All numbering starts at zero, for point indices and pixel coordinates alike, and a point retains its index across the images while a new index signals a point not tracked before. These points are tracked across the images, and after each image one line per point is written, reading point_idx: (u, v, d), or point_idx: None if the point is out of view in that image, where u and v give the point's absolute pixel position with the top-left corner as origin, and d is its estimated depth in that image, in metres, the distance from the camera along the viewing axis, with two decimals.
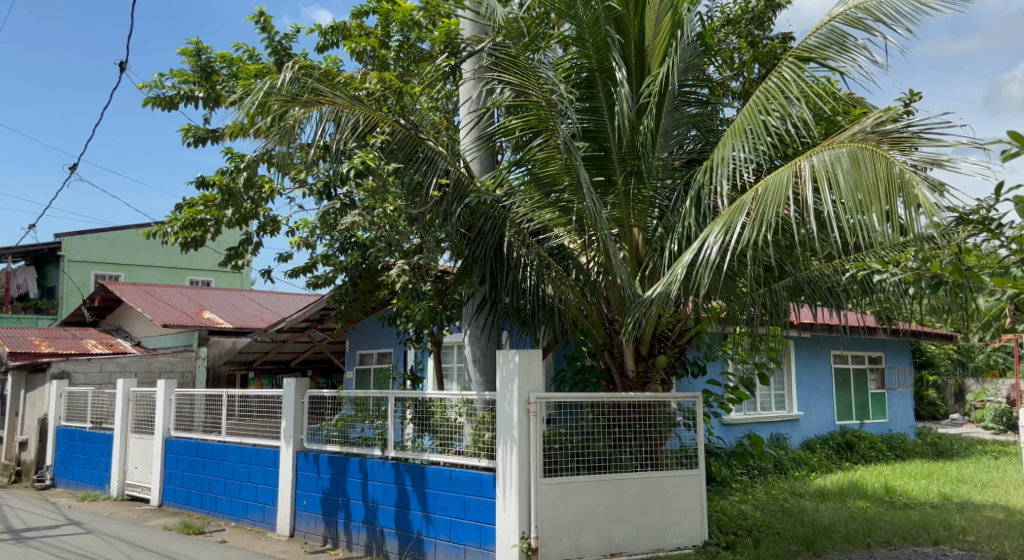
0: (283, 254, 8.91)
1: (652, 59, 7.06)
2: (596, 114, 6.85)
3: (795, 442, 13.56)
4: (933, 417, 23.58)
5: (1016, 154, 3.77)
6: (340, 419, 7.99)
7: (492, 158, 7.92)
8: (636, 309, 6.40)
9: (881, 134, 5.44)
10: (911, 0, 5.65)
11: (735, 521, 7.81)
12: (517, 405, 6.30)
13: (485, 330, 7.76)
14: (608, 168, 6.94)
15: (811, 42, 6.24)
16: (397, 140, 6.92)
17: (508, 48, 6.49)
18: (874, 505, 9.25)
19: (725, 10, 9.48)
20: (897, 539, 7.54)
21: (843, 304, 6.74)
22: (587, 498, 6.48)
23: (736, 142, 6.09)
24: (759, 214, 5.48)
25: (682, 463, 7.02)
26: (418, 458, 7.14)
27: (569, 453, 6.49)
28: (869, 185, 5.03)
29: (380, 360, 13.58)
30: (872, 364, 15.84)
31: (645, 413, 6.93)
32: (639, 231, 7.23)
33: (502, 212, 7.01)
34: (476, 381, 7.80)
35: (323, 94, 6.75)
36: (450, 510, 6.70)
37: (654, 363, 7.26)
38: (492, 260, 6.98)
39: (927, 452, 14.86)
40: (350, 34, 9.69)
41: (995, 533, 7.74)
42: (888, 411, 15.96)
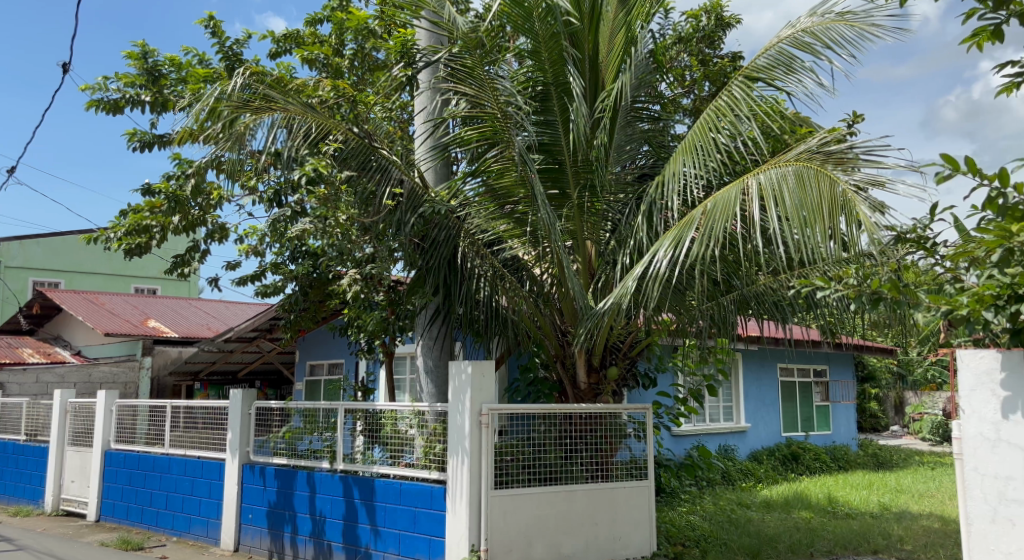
0: (231, 261, 8.74)
1: (606, 74, 7.13)
2: (552, 127, 6.91)
3: (742, 454, 13.80)
4: (875, 429, 24.30)
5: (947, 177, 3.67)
6: (288, 431, 7.83)
7: (447, 169, 7.90)
8: (589, 321, 6.42)
9: (825, 154, 5.60)
10: (855, 27, 5.87)
11: (683, 532, 7.90)
12: (468, 416, 6.27)
13: (438, 340, 7.72)
14: (563, 181, 6.97)
15: (761, 62, 6.39)
16: (350, 149, 6.79)
17: (463, 59, 6.50)
18: (818, 515, 9.45)
19: (677, 28, 9.69)
20: (839, 549, 7.71)
21: (789, 318, 6.82)
22: (538, 510, 6.47)
23: (686, 158, 6.21)
24: (708, 229, 5.55)
25: (632, 475, 7.07)
26: (368, 470, 7.04)
27: (521, 465, 6.47)
28: (814, 205, 5.17)
29: (331, 371, 13.41)
30: (816, 377, 16.24)
31: (597, 424, 6.96)
32: (592, 243, 7.25)
33: (456, 222, 6.95)
34: (429, 392, 7.73)
35: (275, 101, 6.65)
36: (400, 523, 6.62)
37: (606, 375, 7.31)
38: (446, 271, 6.95)
39: (868, 463, 15.28)
40: (303, 42, 9.59)
41: (931, 542, 7.99)
42: (832, 423, 16.36)
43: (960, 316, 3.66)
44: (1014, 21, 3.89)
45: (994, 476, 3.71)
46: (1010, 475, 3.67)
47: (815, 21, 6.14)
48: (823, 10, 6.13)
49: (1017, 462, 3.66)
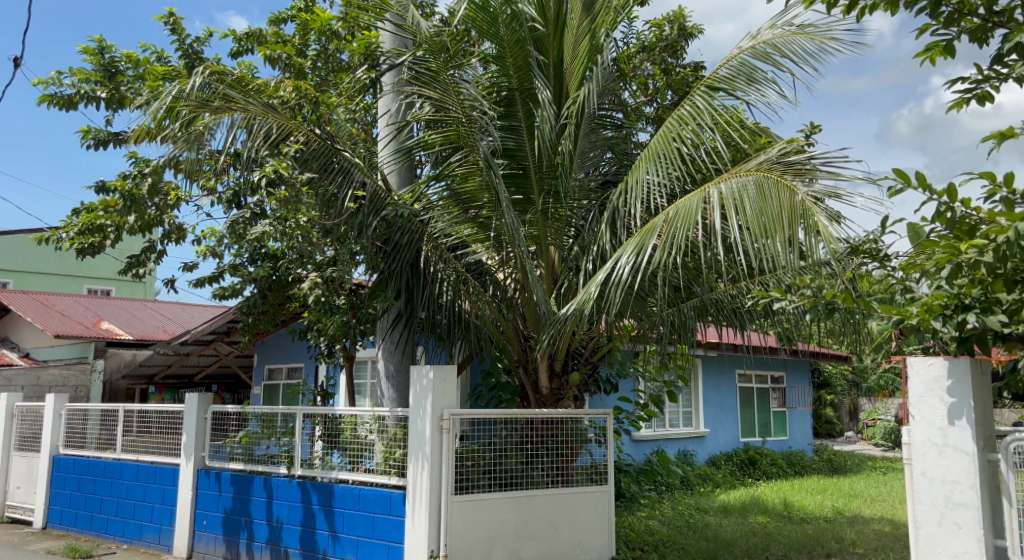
0: (188, 262, 8.57)
1: (570, 81, 7.14)
2: (516, 132, 6.92)
3: (701, 459, 13.95)
4: (830, 435, 24.75)
5: (900, 192, 3.56)
6: (245, 436, 7.69)
7: (411, 172, 7.85)
8: (552, 327, 6.42)
9: (785, 165, 5.71)
10: (816, 40, 5.98)
11: (642, 537, 7.97)
12: (429, 421, 6.22)
13: (399, 345, 7.64)
14: (526, 186, 7.00)
15: (722, 72, 6.47)
16: (311, 150, 6.71)
17: (429, 63, 6.41)
18: (773, 520, 9.59)
19: (640, 37, 9.79)
20: (794, 553, 7.80)
21: (747, 325, 6.91)
22: (499, 515, 6.44)
23: (650, 166, 6.25)
24: (670, 237, 5.60)
25: (593, 479, 7.08)
26: (326, 476, 6.95)
27: (481, 470, 6.44)
28: (774, 214, 5.23)
29: (290, 375, 13.24)
30: (773, 384, 16.50)
31: (558, 429, 6.96)
32: (555, 249, 7.25)
33: (420, 226, 6.91)
34: (390, 397, 7.66)
35: (235, 101, 6.56)
36: (358, 529, 6.55)
37: (568, 380, 7.33)
38: (408, 274, 6.89)
39: (823, 468, 15.55)
40: (265, 41, 9.46)
41: (882, 546, 8.16)
42: (788, 429, 16.63)
43: (909, 326, 3.66)
44: (966, 37, 3.95)
45: (942, 481, 3.57)
46: (956, 480, 3.52)
47: (776, 34, 6.25)
48: (783, 23, 6.24)
49: (964, 468, 3.50)
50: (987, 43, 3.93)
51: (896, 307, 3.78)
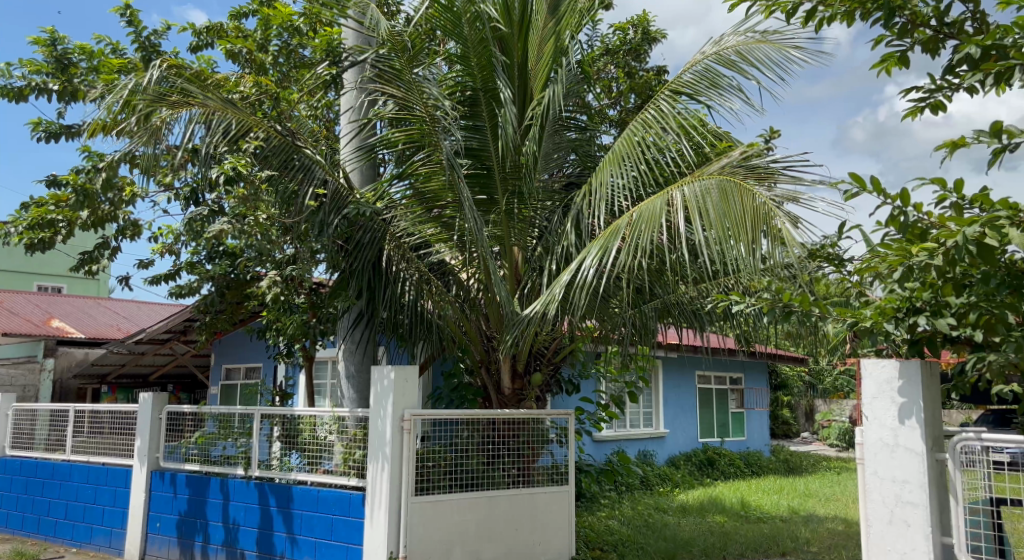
0: (143, 259, 8.39)
1: (534, 83, 7.16)
2: (480, 132, 6.91)
3: (660, 459, 14.07)
4: (787, 435, 25.15)
5: (857, 195, 3.50)
6: (201, 436, 7.55)
7: (373, 170, 7.77)
8: (516, 327, 6.42)
9: (747, 169, 5.79)
10: (780, 49, 6.07)
11: (602, 537, 8.02)
12: (390, 422, 6.17)
13: (360, 345, 7.49)
14: (491, 186, 6.97)
15: (686, 77, 6.54)
16: (272, 147, 6.58)
17: (392, 61, 6.38)
18: (731, 519, 9.71)
19: (605, 40, 9.86)
20: (750, 552, 7.88)
21: (707, 327, 6.99)
22: (459, 516, 6.42)
23: (614, 168, 6.27)
24: (634, 240, 5.63)
25: (554, 480, 7.08)
26: (284, 477, 6.85)
27: (443, 471, 6.41)
28: (737, 217, 5.29)
29: (248, 375, 13.06)
30: (732, 385, 16.73)
31: (521, 429, 6.94)
32: (519, 250, 7.24)
33: (382, 224, 6.85)
34: (350, 397, 7.54)
35: (193, 95, 6.42)
36: (316, 531, 6.48)
37: (530, 380, 7.32)
38: (370, 274, 6.81)
39: (779, 468, 15.80)
40: (226, 36, 9.30)
41: (835, 544, 8.31)
42: (746, 430, 16.86)
43: (863, 328, 3.70)
44: (920, 48, 4.00)
45: (892, 480, 3.64)
46: (907, 479, 3.60)
47: (740, 41, 6.33)
48: (746, 30, 6.34)
49: (914, 467, 3.58)
50: (939, 54, 3.99)
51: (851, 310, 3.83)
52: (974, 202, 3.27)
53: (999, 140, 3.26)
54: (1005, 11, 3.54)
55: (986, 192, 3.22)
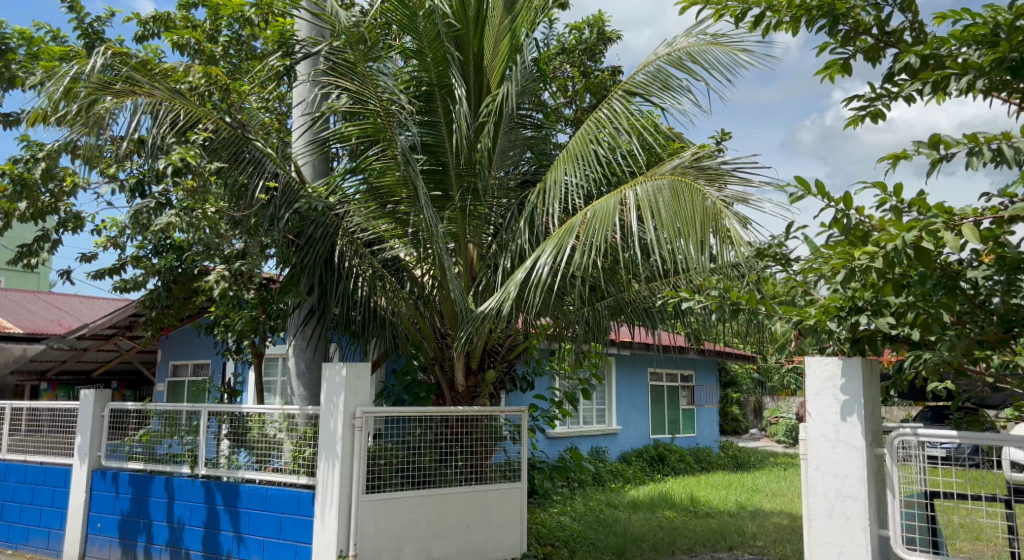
0: (86, 253, 8.17)
1: (490, 77, 7.14)
2: (435, 128, 6.87)
3: (612, 456, 14.21)
4: (736, 432, 25.63)
5: (801, 200, 3.55)
6: (145, 434, 7.38)
7: (326, 165, 7.64)
8: (469, 324, 6.42)
9: (697, 169, 5.85)
10: (728, 51, 6.17)
11: (554, 533, 8.07)
12: (341, 419, 6.11)
13: (311, 341, 7.36)
14: (445, 183, 6.94)
15: (639, 78, 6.58)
16: (220, 139, 6.41)
17: (346, 54, 6.31)
18: (680, 514, 9.85)
19: (561, 39, 9.91)
20: (698, 546, 7.99)
21: (658, 325, 7.05)
22: (410, 514, 6.38)
23: (568, 167, 6.30)
24: (588, 238, 5.66)
25: (506, 476, 7.08)
26: (232, 475, 6.74)
27: (394, 468, 6.37)
28: (687, 216, 5.35)
29: (196, 371, 12.82)
30: (683, 382, 16.98)
31: (473, 426, 6.92)
32: (473, 247, 7.23)
33: (334, 220, 6.73)
34: (300, 395, 7.36)
35: (140, 85, 6.24)
36: (264, 530, 6.40)
37: (484, 378, 7.32)
38: (322, 269, 6.73)
39: (728, 464, 16.08)
40: (174, 26, 9.08)
41: (780, 538, 8.48)
42: (696, 426, 17.11)
43: (807, 326, 3.78)
44: (862, 56, 4.11)
45: (833, 475, 3.73)
46: (847, 474, 3.69)
47: (691, 42, 6.41)
48: (697, 32, 6.42)
49: (854, 462, 3.67)
50: (880, 62, 4.10)
51: (796, 309, 3.91)
52: (912, 206, 3.36)
53: (936, 150, 3.36)
54: (942, 23, 3.66)
55: (923, 197, 3.31)
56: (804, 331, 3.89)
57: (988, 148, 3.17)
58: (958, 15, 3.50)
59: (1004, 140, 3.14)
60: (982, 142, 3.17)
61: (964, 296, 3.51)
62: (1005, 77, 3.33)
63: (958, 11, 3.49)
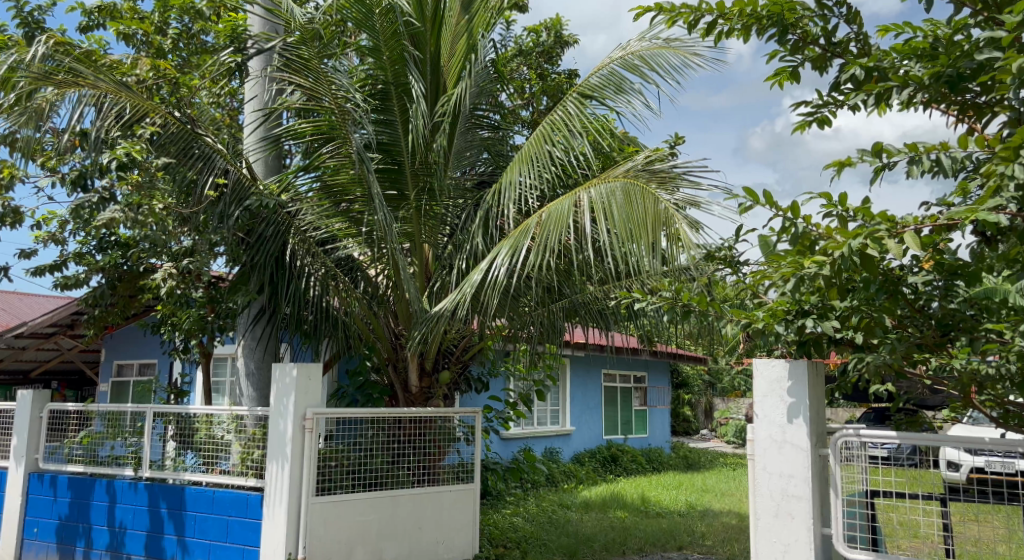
0: (25, 249, 7.91)
1: (446, 77, 7.12)
2: (391, 127, 6.82)
3: (566, 456, 14.26)
4: (687, 433, 25.94)
5: (750, 209, 3.54)
6: (86, 436, 7.17)
7: (278, 162, 7.52)
8: (423, 325, 6.38)
9: (650, 173, 5.92)
10: (680, 55, 6.25)
11: (506, 534, 8.08)
12: (291, 420, 6.02)
13: (262, 341, 7.23)
14: (401, 182, 6.88)
15: (593, 81, 6.61)
16: (169, 134, 6.29)
17: (299, 51, 6.23)
18: (631, 515, 9.93)
19: (518, 41, 9.93)
20: (648, 546, 8.07)
21: (611, 326, 7.09)
22: (361, 516, 6.31)
23: (523, 168, 6.31)
24: (543, 240, 5.66)
25: (459, 478, 7.04)
26: (177, 478, 6.58)
27: (345, 470, 6.29)
28: (640, 219, 5.40)
29: (142, 371, 12.52)
30: (636, 383, 17.15)
31: (426, 428, 6.86)
32: (429, 247, 7.19)
33: (286, 218, 6.64)
34: (249, 396, 7.23)
35: (83, 76, 5.99)
36: (210, 533, 6.27)
37: (438, 379, 7.27)
38: (272, 268, 6.61)
39: (679, 464, 16.28)
40: (120, 16, 8.85)
41: (728, 537, 8.61)
42: (648, 427, 17.28)
43: (756, 329, 3.82)
44: (810, 65, 4.18)
45: (779, 475, 3.79)
46: (792, 474, 3.75)
47: (644, 46, 6.48)
48: (649, 37, 6.49)
49: (800, 463, 3.74)
50: (827, 71, 4.18)
51: (746, 312, 3.95)
52: (857, 214, 3.42)
53: (879, 159, 3.43)
54: (885, 36, 3.75)
55: (867, 205, 3.37)
56: (753, 335, 3.93)
57: (928, 157, 3.25)
58: (900, 28, 3.59)
59: (942, 150, 3.21)
60: (922, 151, 3.25)
61: (905, 301, 3.60)
62: (943, 89, 3.42)
63: (901, 25, 3.58)
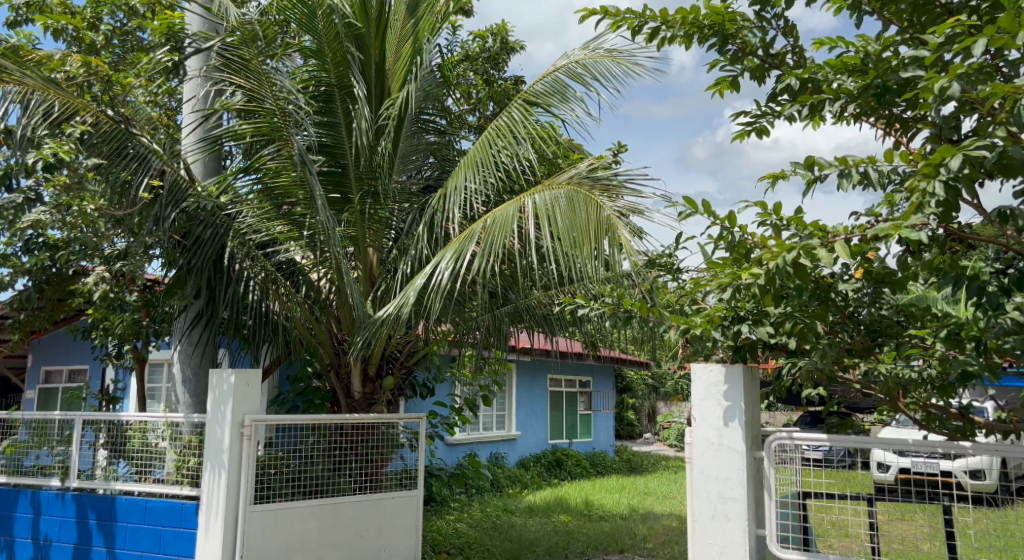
0: None
1: (391, 81, 7.04)
2: (334, 129, 6.73)
3: (511, 461, 14.27)
4: (631, 437, 26.20)
5: (689, 217, 3.61)
6: (10, 445, 6.90)
7: (218, 163, 7.37)
8: (366, 330, 6.31)
9: (593, 180, 5.97)
10: (621, 64, 6.33)
11: (449, 540, 8.04)
12: (229, 428, 5.88)
13: (199, 346, 7.05)
14: (344, 185, 6.79)
15: (538, 88, 6.64)
16: (101, 132, 6.07)
17: (239, 51, 6.14)
18: (574, 518, 9.99)
19: (465, 46, 9.94)
20: (591, 549, 8.12)
21: (556, 331, 7.10)
22: (301, 524, 6.19)
23: (468, 173, 6.30)
24: (487, 245, 5.66)
25: (402, 484, 6.94)
26: (107, 488, 6.38)
27: (285, 478, 6.17)
28: (582, 226, 5.44)
29: (72, 378, 12.10)
30: (581, 388, 17.27)
31: (369, 434, 6.76)
32: (373, 251, 7.08)
33: (224, 221, 6.53)
34: (184, 402, 7.06)
35: (7, 71, 5.72)
36: (142, 544, 6.10)
37: (382, 384, 7.18)
38: (210, 271, 6.45)
39: (623, 468, 16.44)
40: (50, 12, 8.56)
41: (669, 539, 8.72)
42: (593, 431, 17.41)
43: (695, 335, 3.88)
44: (749, 75, 4.26)
45: (716, 478, 3.86)
46: (728, 477, 3.83)
47: (587, 55, 6.54)
48: (594, 46, 6.55)
49: (735, 465, 3.81)
50: (766, 82, 4.27)
51: (685, 317, 4.01)
52: (790, 223, 3.51)
53: (811, 171, 3.53)
54: (819, 50, 3.85)
55: (800, 215, 3.46)
56: (693, 340, 4.00)
57: (856, 171, 3.36)
58: (834, 43, 3.70)
59: (869, 163, 3.34)
60: (851, 164, 3.36)
61: (836, 307, 3.70)
62: (872, 102, 3.54)
63: (834, 40, 3.69)
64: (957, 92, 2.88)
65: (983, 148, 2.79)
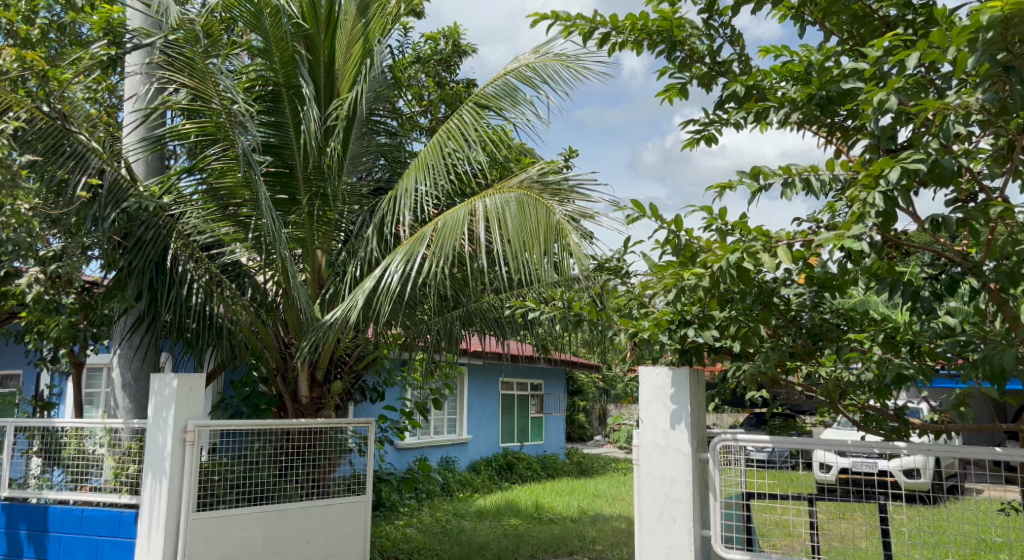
0: None
1: (341, 82, 6.96)
2: (281, 129, 6.62)
3: (462, 465, 14.23)
4: (582, 439, 26.38)
5: (636, 221, 3.64)
6: None
7: (161, 163, 7.18)
8: (313, 333, 6.21)
9: (543, 184, 5.99)
10: (571, 69, 6.36)
11: (397, 545, 7.97)
12: (171, 433, 5.73)
13: (140, 350, 6.86)
14: (292, 186, 6.69)
15: (488, 91, 6.64)
16: (36, 129, 5.92)
17: (183, 50, 5.95)
18: (524, 522, 9.99)
19: (417, 48, 9.90)
20: (540, 552, 8.13)
21: (507, 334, 7.09)
22: (245, 532, 6.05)
23: (419, 175, 6.27)
24: (438, 248, 5.63)
25: (350, 489, 6.84)
26: (41, 497, 6.18)
27: (229, 485, 6.03)
28: (532, 228, 5.45)
29: (5, 383, 11.70)
30: (533, 391, 17.32)
31: (316, 439, 6.65)
32: (322, 253, 6.98)
33: (167, 221, 6.33)
34: (124, 408, 6.86)
35: None
36: (77, 555, 5.94)
37: (330, 389, 7.04)
38: (152, 273, 6.29)
39: (573, 470, 16.53)
40: None
41: (617, 541, 8.78)
42: (544, 434, 17.47)
43: (642, 338, 3.91)
44: (697, 82, 4.32)
45: (662, 479, 3.89)
46: (674, 478, 3.86)
47: (537, 58, 6.55)
48: (544, 50, 6.56)
49: (681, 467, 3.85)
50: (713, 89, 4.34)
51: (634, 321, 4.05)
52: (735, 228, 3.55)
53: (757, 181, 3.59)
54: (765, 57, 3.93)
55: (745, 220, 3.51)
56: (641, 343, 4.04)
57: (799, 179, 3.42)
58: (779, 51, 3.78)
59: (811, 172, 3.40)
60: (795, 173, 3.41)
61: (777, 310, 3.79)
62: (815, 111, 3.62)
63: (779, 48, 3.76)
64: (894, 105, 2.96)
65: (919, 161, 2.87)
